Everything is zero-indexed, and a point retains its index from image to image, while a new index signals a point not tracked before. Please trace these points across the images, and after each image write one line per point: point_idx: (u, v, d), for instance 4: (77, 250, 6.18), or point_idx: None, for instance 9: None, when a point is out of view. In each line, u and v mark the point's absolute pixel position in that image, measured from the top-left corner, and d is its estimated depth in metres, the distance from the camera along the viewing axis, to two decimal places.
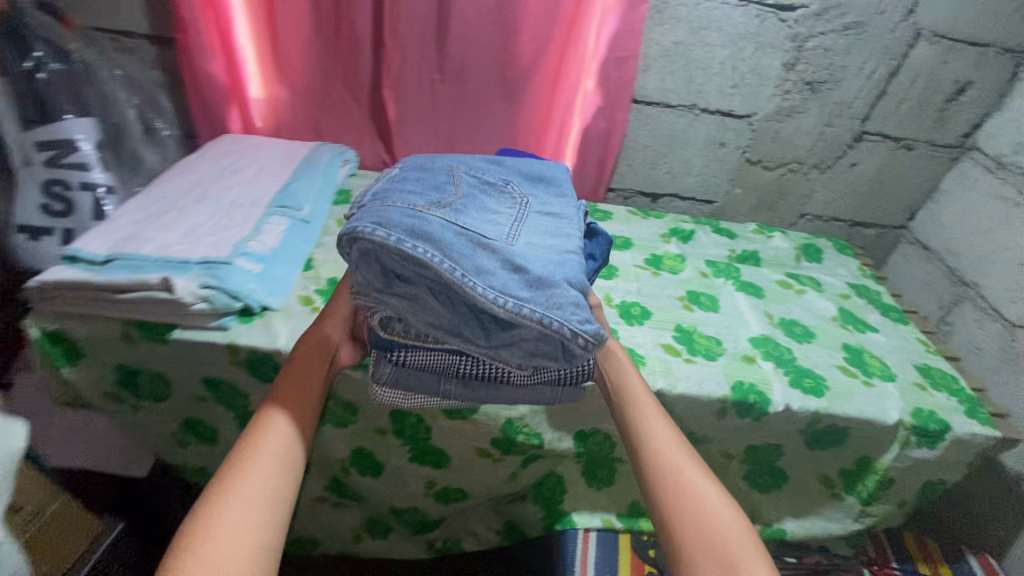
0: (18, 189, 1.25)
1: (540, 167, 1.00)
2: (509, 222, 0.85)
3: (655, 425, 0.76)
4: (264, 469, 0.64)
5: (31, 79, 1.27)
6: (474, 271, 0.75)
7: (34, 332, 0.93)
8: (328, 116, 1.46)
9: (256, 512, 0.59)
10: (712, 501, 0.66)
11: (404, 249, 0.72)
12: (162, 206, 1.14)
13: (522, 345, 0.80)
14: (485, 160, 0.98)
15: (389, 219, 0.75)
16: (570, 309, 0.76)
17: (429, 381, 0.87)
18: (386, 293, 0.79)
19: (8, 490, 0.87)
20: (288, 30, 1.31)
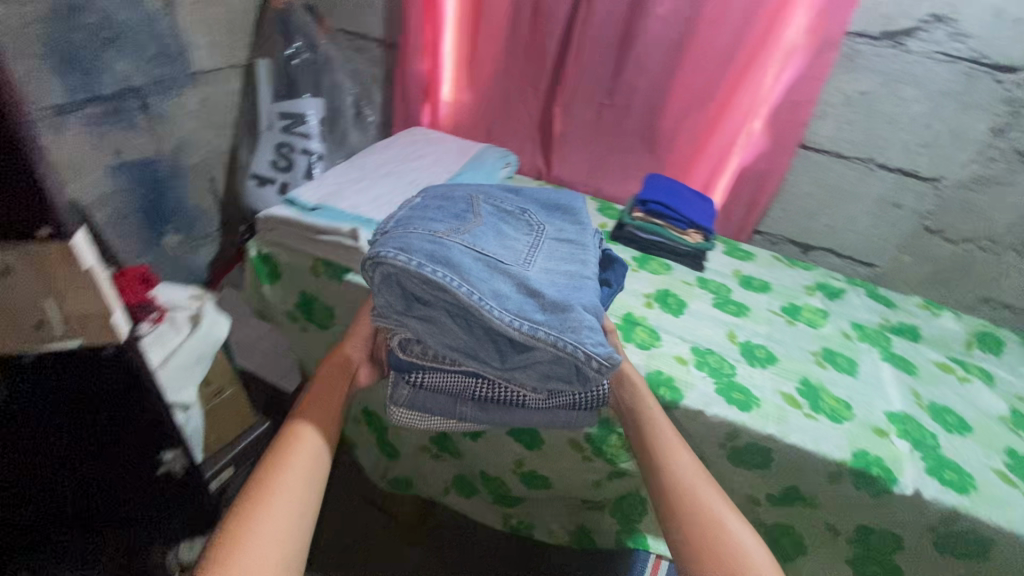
0: (260, 146, 1.60)
1: (546, 198, 1.07)
2: (524, 251, 0.90)
3: (674, 454, 0.76)
4: (280, 501, 0.66)
5: (288, 63, 1.60)
6: (491, 297, 0.78)
7: (253, 252, 1.19)
8: (500, 124, 1.63)
9: (275, 543, 0.63)
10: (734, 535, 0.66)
11: (427, 274, 0.76)
12: (360, 175, 1.38)
13: (535, 368, 0.82)
14: (504, 191, 1.06)
15: (410, 244, 0.79)
16: (585, 333, 0.77)
17: (445, 401, 0.91)
18: (406, 316, 0.81)
19: (206, 369, 1.11)
20: (485, 46, 1.51)
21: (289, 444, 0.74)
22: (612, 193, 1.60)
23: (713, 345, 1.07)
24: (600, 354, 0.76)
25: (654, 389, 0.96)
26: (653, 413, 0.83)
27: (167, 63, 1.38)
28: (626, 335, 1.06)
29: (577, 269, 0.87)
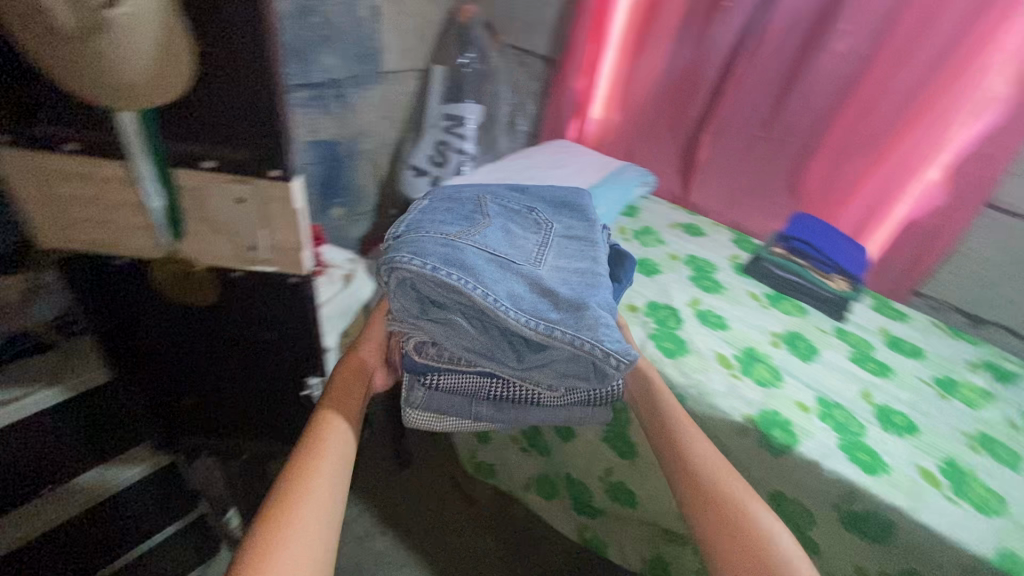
0: (422, 141, 1.79)
1: (556, 195, 1.09)
2: (534, 249, 0.94)
3: (697, 454, 0.78)
4: (307, 505, 0.66)
5: (459, 71, 1.77)
6: (502, 297, 0.81)
7: None
8: (643, 145, 1.66)
9: (306, 546, 0.63)
10: (762, 530, 0.69)
11: (441, 277, 0.80)
12: (505, 176, 1.49)
13: (553, 364, 0.87)
14: (513, 192, 1.08)
15: (422, 248, 0.83)
16: (602, 329, 0.80)
17: (462, 399, 0.97)
18: (421, 317, 0.86)
19: (345, 323, 1.26)
20: (644, 69, 1.56)
21: (312, 444, 0.75)
22: (750, 228, 1.54)
23: (842, 400, 0.99)
24: (611, 352, 0.79)
25: (767, 429, 0.91)
26: (674, 410, 0.86)
27: (366, 63, 1.62)
28: (746, 369, 1.02)
29: (581, 263, 0.90)
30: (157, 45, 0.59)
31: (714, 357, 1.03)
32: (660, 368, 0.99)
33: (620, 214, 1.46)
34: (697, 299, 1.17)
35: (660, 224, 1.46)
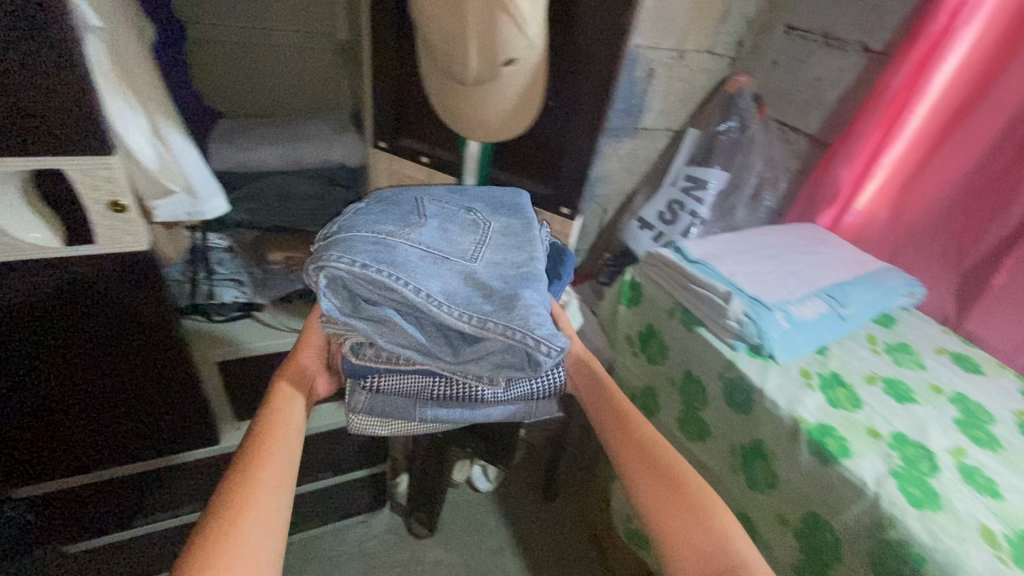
0: (657, 198, 1.81)
1: (488, 194, 1.02)
2: (470, 246, 0.89)
3: (632, 443, 0.88)
4: (256, 508, 0.74)
5: (715, 136, 1.75)
6: (433, 290, 0.80)
7: (627, 275, 1.36)
8: (916, 253, 1.42)
9: (263, 523, 0.73)
10: (692, 503, 0.79)
11: (370, 274, 0.78)
12: (743, 247, 1.40)
13: (489, 359, 0.85)
14: (445, 189, 1.03)
15: (350, 245, 0.81)
16: (534, 320, 0.80)
17: (404, 395, 0.96)
18: (355, 316, 0.83)
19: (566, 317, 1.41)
20: (937, 169, 1.34)
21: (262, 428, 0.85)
22: None
23: None
24: (541, 341, 0.79)
25: None
26: (611, 396, 0.96)
27: (624, 119, 1.73)
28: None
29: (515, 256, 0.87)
30: (518, 93, 0.71)
31: (978, 528, 0.80)
32: (900, 518, 0.82)
33: (872, 320, 1.29)
34: (962, 449, 0.95)
35: (923, 345, 1.25)
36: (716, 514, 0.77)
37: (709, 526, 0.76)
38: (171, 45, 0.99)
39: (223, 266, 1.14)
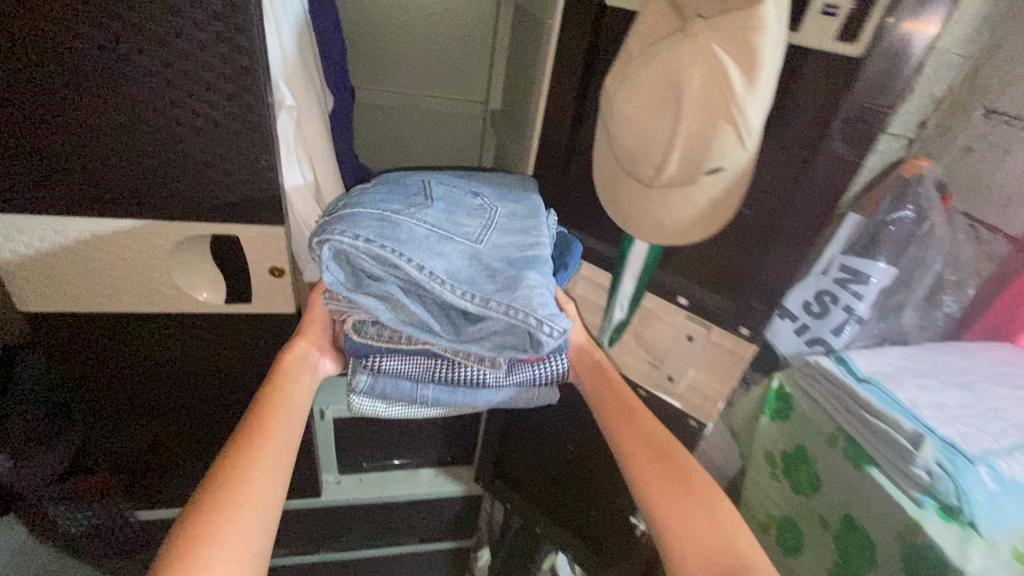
0: None
1: (499, 179, 0.91)
2: (478, 222, 0.79)
3: (637, 433, 0.77)
4: (252, 479, 0.63)
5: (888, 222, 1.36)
6: (435, 266, 0.71)
7: (776, 380, 1.14)
8: None
9: (256, 497, 0.62)
10: (700, 506, 0.68)
11: (371, 248, 0.69)
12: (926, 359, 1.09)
13: (490, 338, 0.76)
14: (459, 175, 0.93)
15: (353, 217, 0.72)
16: (538, 298, 0.72)
17: (405, 378, 0.83)
18: (356, 293, 0.73)
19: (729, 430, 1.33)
20: None
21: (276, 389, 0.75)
22: None
23: None
24: (544, 322, 0.70)
25: None
26: (614, 382, 0.83)
27: None
28: None
29: (524, 231, 0.77)
30: (710, 201, 0.61)
31: None
32: None
33: None
34: None
35: None
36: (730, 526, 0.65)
37: (722, 537, 0.64)
38: (342, 114, 1.02)
39: None
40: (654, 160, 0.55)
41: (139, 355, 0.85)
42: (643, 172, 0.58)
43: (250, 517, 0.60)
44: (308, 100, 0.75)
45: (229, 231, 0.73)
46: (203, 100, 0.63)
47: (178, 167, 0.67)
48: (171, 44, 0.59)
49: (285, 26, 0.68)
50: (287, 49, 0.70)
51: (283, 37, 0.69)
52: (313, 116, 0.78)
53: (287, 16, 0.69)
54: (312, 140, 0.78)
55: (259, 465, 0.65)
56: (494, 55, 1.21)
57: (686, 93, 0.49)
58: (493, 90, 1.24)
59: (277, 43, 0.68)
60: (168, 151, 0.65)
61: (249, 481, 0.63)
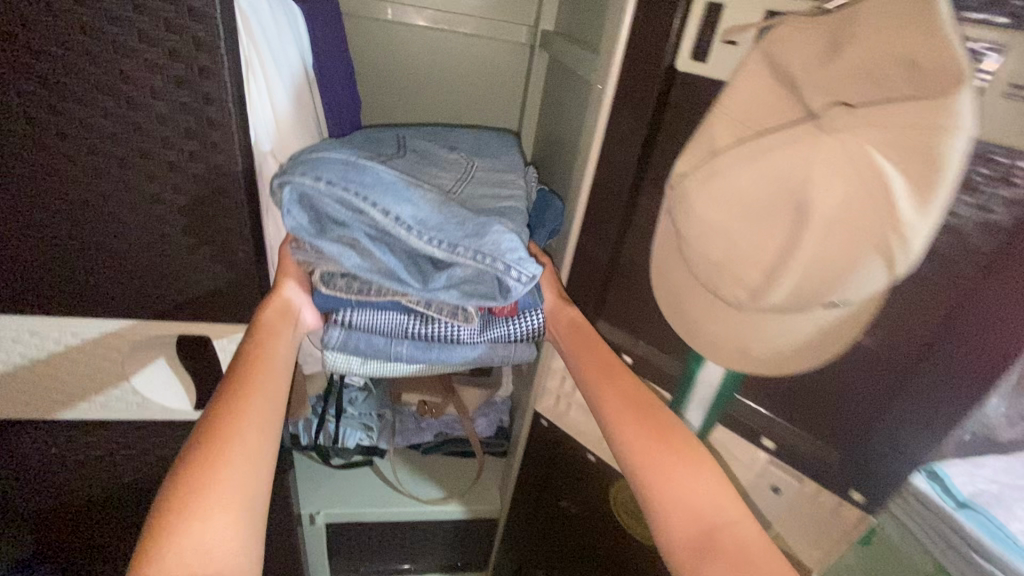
0: None
1: (468, 141, 0.81)
2: (452, 176, 0.68)
3: (619, 392, 0.55)
4: (233, 450, 0.45)
5: None
6: (405, 210, 0.55)
7: None
8: None
9: (241, 478, 0.44)
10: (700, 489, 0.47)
11: (338, 193, 0.53)
12: None
13: (459, 286, 0.58)
14: (427, 132, 0.83)
15: (316, 159, 0.55)
16: (504, 235, 0.56)
17: (380, 335, 0.64)
18: (320, 241, 0.55)
19: None
20: None
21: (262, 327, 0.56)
22: None
23: None
24: (512, 263, 0.55)
25: None
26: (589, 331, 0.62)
27: None
28: None
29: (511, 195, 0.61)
30: (817, 327, 0.45)
31: None
32: None
33: None
34: None
35: None
36: (723, 527, 0.45)
37: (708, 541, 0.44)
38: None
39: (353, 407, 0.98)
40: (746, 281, 0.41)
41: (78, 476, 0.69)
42: (720, 286, 0.44)
43: (235, 505, 0.43)
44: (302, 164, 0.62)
45: (201, 330, 0.60)
46: (163, 181, 0.50)
47: (135, 259, 0.54)
48: (120, 115, 0.46)
49: (273, 79, 0.56)
50: (276, 108, 0.57)
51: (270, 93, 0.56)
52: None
53: (276, 68, 0.56)
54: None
55: (244, 434, 0.47)
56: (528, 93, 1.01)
57: (811, 206, 0.35)
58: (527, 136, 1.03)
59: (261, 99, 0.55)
60: (121, 241, 0.52)
61: (229, 452, 0.45)
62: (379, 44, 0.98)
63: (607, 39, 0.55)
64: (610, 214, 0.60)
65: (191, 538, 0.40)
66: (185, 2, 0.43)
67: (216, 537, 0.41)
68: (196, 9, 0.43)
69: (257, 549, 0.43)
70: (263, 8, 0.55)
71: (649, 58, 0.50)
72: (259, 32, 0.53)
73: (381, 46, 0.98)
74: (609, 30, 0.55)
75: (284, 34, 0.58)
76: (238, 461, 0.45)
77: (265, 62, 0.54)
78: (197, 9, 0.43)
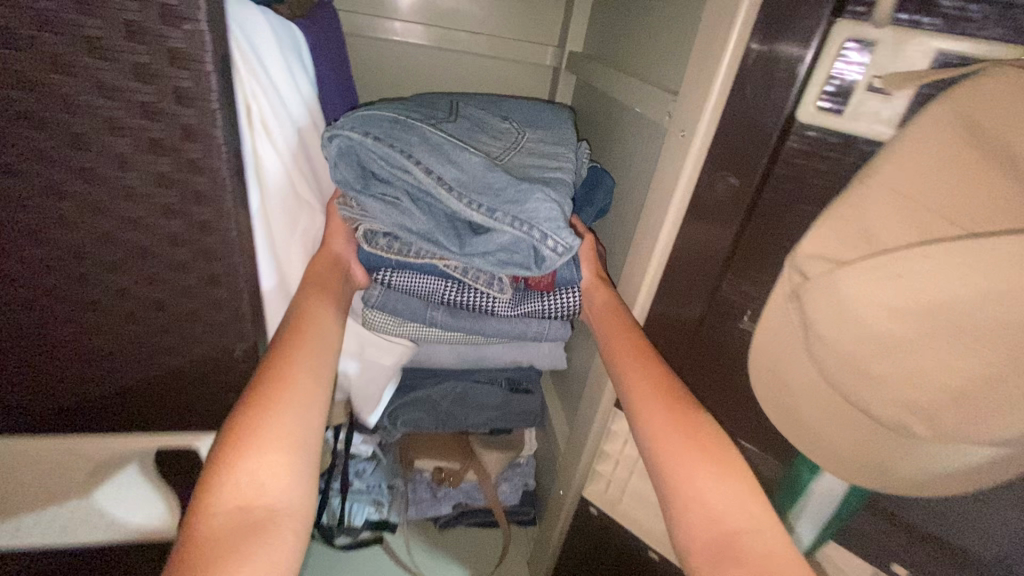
0: None
1: (526, 109, 0.70)
2: (500, 144, 0.60)
3: (642, 366, 0.45)
4: (286, 393, 0.39)
5: None
6: (449, 171, 0.53)
7: None
8: None
9: (296, 421, 0.38)
10: (724, 484, 0.37)
11: (382, 147, 0.52)
12: None
13: (494, 251, 0.57)
14: (484, 98, 0.73)
15: (370, 115, 0.54)
16: (547, 207, 0.53)
17: (416, 298, 0.65)
18: (365, 193, 0.54)
19: None
20: None
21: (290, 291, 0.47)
22: None
23: None
24: (549, 230, 0.51)
25: None
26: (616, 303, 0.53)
27: None
28: None
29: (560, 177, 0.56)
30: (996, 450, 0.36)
31: None
32: None
33: None
34: None
35: None
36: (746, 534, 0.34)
37: (727, 545, 0.34)
38: None
39: (361, 480, 0.86)
40: (926, 394, 0.32)
41: None
42: (870, 391, 0.34)
43: (292, 438, 0.37)
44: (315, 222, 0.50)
45: (189, 442, 0.48)
46: (134, 273, 0.37)
47: (99, 366, 0.41)
48: (72, 193, 0.34)
49: (278, 122, 0.44)
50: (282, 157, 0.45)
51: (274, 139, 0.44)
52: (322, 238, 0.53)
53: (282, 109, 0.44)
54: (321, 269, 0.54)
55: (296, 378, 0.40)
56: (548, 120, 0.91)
57: None
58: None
59: (264, 149, 0.43)
60: (81, 346, 0.40)
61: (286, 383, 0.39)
62: (384, 66, 0.86)
63: (687, 79, 0.45)
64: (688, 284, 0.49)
65: (247, 469, 0.34)
66: (163, 41, 0.30)
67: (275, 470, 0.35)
68: (179, 51, 0.31)
69: (313, 487, 0.37)
70: (264, 33, 0.42)
71: (760, 105, 0.40)
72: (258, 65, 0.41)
73: (383, 68, 0.86)
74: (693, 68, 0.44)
75: (288, 63, 0.46)
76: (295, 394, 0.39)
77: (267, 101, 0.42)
78: (179, 49, 0.30)
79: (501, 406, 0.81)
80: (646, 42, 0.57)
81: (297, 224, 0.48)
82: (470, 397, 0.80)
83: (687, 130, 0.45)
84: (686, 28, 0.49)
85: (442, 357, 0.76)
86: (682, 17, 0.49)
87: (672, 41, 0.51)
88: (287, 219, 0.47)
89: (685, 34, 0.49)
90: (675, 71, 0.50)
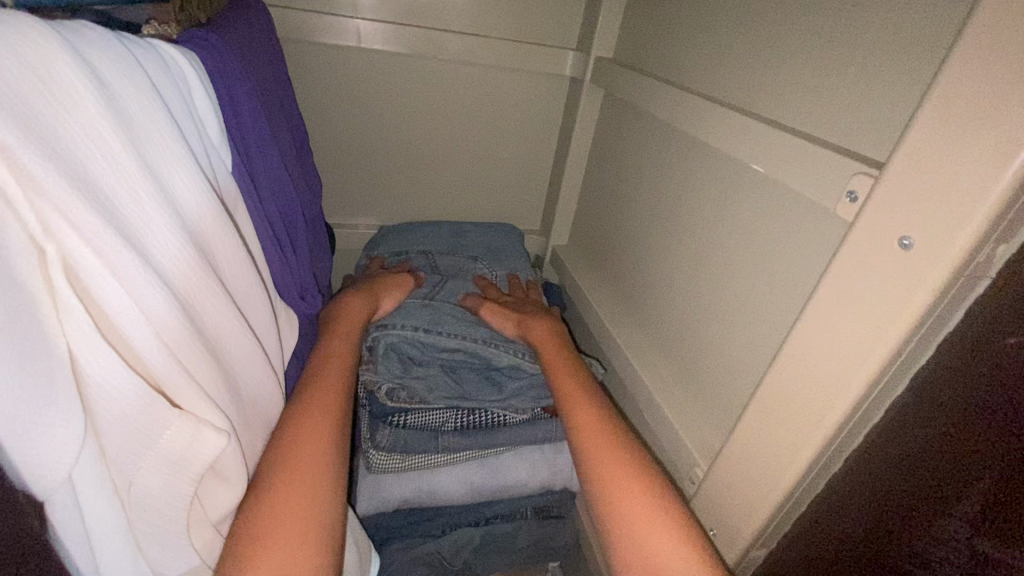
0: None
1: (486, 233, 0.69)
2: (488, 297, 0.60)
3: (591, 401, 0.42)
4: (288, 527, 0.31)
5: None
6: (483, 333, 0.54)
7: None
8: None
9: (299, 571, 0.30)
10: (668, 527, 0.33)
11: (429, 335, 0.52)
12: None
13: (526, 384, 0.54)
14: (443, 227, 0.69)
15: (403, 307, 0.55)
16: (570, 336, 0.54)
17: (428, 434, 0.52)
18: (407, 378, 0.50)
19: None
20: None
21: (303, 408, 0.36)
22: None
23: None
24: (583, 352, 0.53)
25: None
26: (578, 366, 0.47)
27: None
28: None
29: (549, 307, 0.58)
30: None
31: None
32: None
33: None
34: None
35: None
36: None
37: None
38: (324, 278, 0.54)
39: None
40: None
41: None
42: None
43: None
44: (203, 422, 0.27)
45: None
46: None
47: None
48: None
49: (92, 253, 0.22)
50: (115, 317, 0.23)
51: (89, 287, 0.22)
52: (231, 448, 0.29)
53: (109, 223, 0.22)
54: (232, 492, 0.30)
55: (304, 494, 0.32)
56: (562, 147, 0.69)
57: None
58: (561, 205, 0.70)
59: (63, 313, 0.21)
60: None
61: (290, 508, 0.31)
62: (341, 82, 0.62)
63: (924, 149, 0.24)
64: (854, 481, 0.32)
65: None
66: None
67: (282, 571, 0.29)
68: None
69: None
70: (54, 72, 0.20)
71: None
72: (23, 145, 0.19)
73: (341, 88, 0.62)
74: (935, 139, 0.24)
75: (140, 135, 0.25)
76: (315, 473, 0.33)
77: (58, 218, 0.21)
78: None
79: (526, 550, 0.63)
80: (761, 67, 0.37)
81: (162, 430, 0.26)
82: (489, 544, 0.61)
83: (928, 247, 0.24)
84: (882, 53, 0.28)
85: (451, 490, 0.55)
86: (869, 32, 0.29)
87: (838, 76, 0.31)
88: (138, 426, 0.25)
89: (875, 62, 0.28)
90: (853, 124, 0.30)
